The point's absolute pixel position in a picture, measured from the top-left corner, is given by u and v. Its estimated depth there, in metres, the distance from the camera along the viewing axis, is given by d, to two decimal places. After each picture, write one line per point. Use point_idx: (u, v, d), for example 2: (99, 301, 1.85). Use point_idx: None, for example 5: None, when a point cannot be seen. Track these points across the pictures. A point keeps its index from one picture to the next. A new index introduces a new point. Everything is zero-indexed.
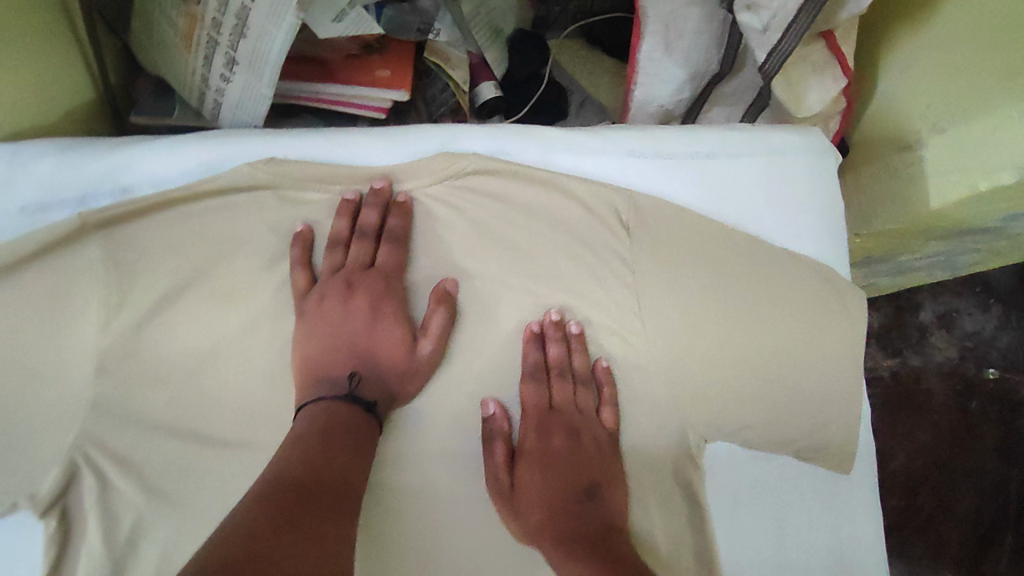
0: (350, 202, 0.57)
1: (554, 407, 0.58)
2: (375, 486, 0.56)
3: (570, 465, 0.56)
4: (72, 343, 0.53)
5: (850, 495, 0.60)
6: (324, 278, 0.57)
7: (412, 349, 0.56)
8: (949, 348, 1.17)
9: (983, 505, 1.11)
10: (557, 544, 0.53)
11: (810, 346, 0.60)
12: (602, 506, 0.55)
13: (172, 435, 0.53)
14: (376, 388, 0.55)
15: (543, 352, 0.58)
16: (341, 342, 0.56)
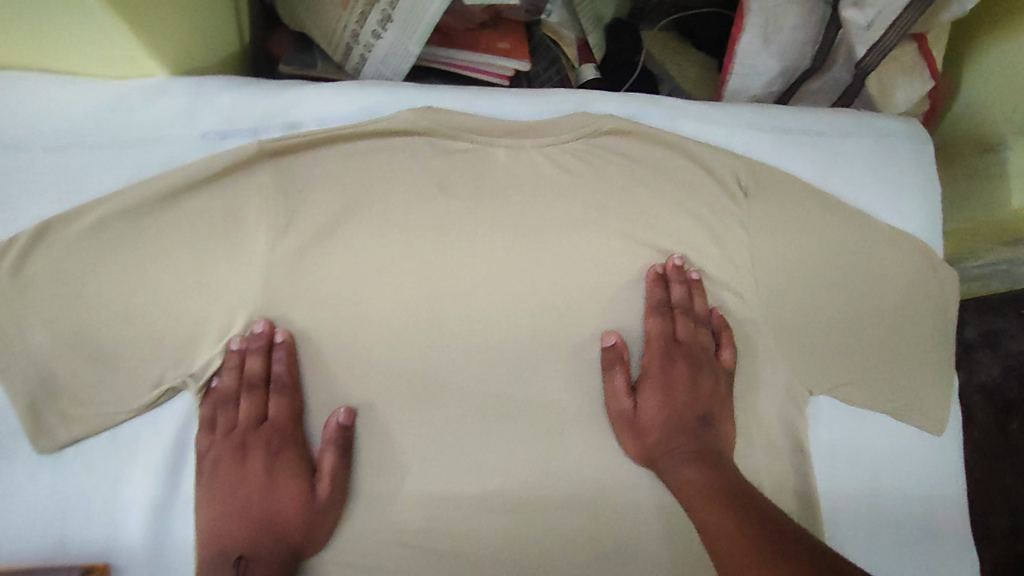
0: (234, 353, 0.56)
1: (670, 348, 0.61)
2: (498, 416, 0.60)
3: (688, 395, 0.59)
4: (240, 257, 0.58)
5: (939, 464, 0.63)
6: (216, 444, 0.55)
7: (310, 496, 0.55)
8: (994, 367, 1.18)
9: (1022, 526, 1.12)
10: (675, 460, 0.56)
11: (905, 320, 0.63)
12: (716, 436, 0.58)
13: (320, 352, 0.58)
14: (277, 548, 0.53)
15: (666, 292, 0.62)
16: (229, 528, 0.53)
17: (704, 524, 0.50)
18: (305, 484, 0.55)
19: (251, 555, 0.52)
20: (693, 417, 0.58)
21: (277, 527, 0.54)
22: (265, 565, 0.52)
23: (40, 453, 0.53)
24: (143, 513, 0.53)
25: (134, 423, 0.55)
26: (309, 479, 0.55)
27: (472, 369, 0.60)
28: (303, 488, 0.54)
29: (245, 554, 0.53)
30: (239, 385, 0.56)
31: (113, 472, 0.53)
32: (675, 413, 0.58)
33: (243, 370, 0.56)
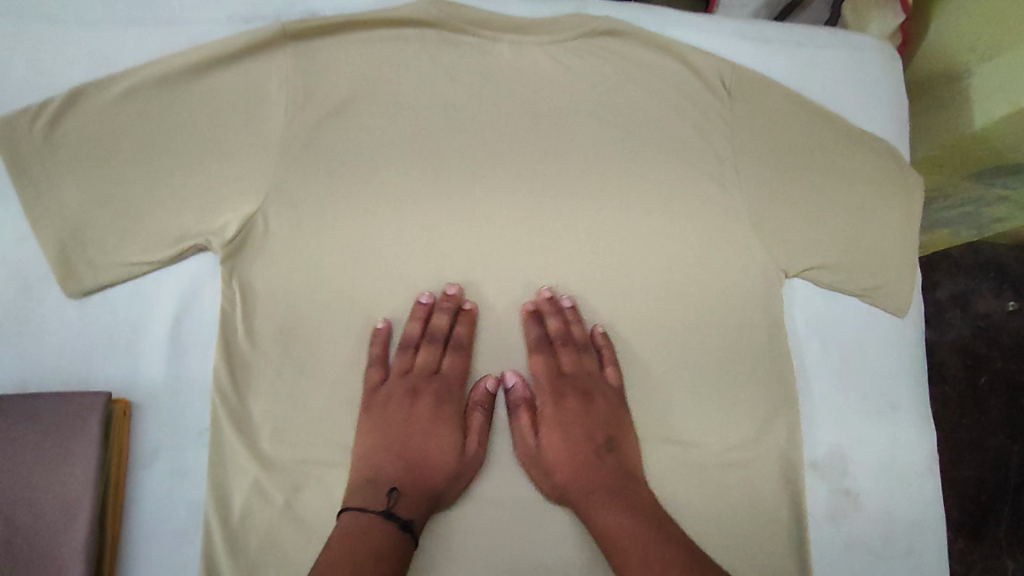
0: (422, 305, 0.62)
1: (554, 381, 0.64)
2: (498, 293, 0.64)
3: (579, 420, 0.62)
4: (258, 129, 0.61)
5: (905, 349, 0.68)
6: (391, 380, 0.61)
7: (461, 453, 0.60)
8: (963, 325, 1.26)
9: (986, 475, 1.20)
10: (587, 496, 0.59)
11: (874, 214, 0.69)
12: (621, 458, 0.60)
13: (331, 224, 0.61)
14: (419, 485, 0.57)
15: (543, 325, 0.64)
16: (406, 468, 0.58)
17: (614, 539, 0.56)
18: (458, 438, 0.60)
19: (405, 492, 0.56)
20: (596, 441, 0.61)
21: (421, 470, 0.58)
22: (416, 501, 0.56)
23: (68, 296, 0.57)
24: (161, 357, 0.57)
25: (157, 276, 0.59)
26: (462, 435, 0.61)
27: (474, 244, 0.63)
28: (455, 442, 0.60)
29: (400, 488, 0.56)
30: (421, 336, 0.63)
31: (134, 319, 0.58)
32: (577, 455, 0.60)
33: (428, 325, 0.62)
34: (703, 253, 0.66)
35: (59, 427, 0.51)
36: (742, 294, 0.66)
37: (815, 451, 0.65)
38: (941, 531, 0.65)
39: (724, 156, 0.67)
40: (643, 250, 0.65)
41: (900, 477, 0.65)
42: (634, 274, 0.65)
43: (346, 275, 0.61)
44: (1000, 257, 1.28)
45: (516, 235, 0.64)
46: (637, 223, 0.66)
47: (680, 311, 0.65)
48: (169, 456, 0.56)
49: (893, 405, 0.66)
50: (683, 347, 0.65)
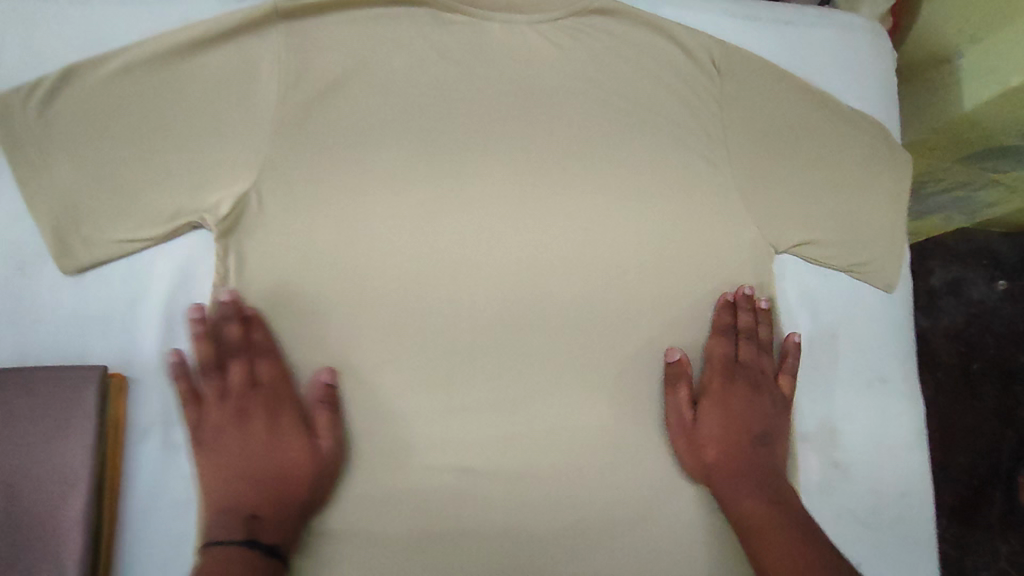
0: (207, 322, 0.58)
1: (731, 368, 0.65)
2: (492, 270, 0.63)
3: (749, 410, 0.63)
4: (249, 107, 0.61)
5: (893, 324, 0.69)
6: (191, 407, 0.57)
7: (313, 445, 0.57)
8: (955, 312, 1.27)
9: (979, 460, 1.21)
10: (728, 478, 0.61)
11: (862, 192, 0.69)
12: (772, 453, 0.62)
13: (325, 202, 0.61)
14: (282, 499, 0.55)
15: (733, 316, 0.66)
16: (222, 494, 0.55)
17: (745, 515, 0.59)
18: (308, 437, 0.58)
19: (262, 517, 0.54)
20: (686, 419, 0.63)
21: (282, 479, 0.56)
22: (272, 524, 0.54)
23: (64, 273, 0.57)
24: (158, 332, 0.58)
25: (152, 253, 0.60)
26: (308, 431, 0.58)
27: (468, 222, 0.64)
28: (304, 436, 0.58)
29: (258, 513, 0.54)
30: (222, 354, 0.58)
31: (130, 296, 0.58)
32: (728, 438, 0.62)
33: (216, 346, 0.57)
34: (695, 231, 0.66)
35: (55, 399, 0.51)
36: (733, 270, 0.66)
37: (804, 426, 0.65)
38: (927, 503, 0.66)
39: (715, 134, 0.67)
40: (634, 227, 0.66)
41: (885, 448, 0.66)
42: (626, 251, 0.66)
43: (340, 253, 0.61)
44: (991, 245, 1.30)
45: (509, 214, 0.64)
46: (628, 202, 0.66)
47: (670, 289, 0.66)
48: (164, 430, 0.57)
49: (883, 379, 0.67)
50: (675, 324, 0.65)
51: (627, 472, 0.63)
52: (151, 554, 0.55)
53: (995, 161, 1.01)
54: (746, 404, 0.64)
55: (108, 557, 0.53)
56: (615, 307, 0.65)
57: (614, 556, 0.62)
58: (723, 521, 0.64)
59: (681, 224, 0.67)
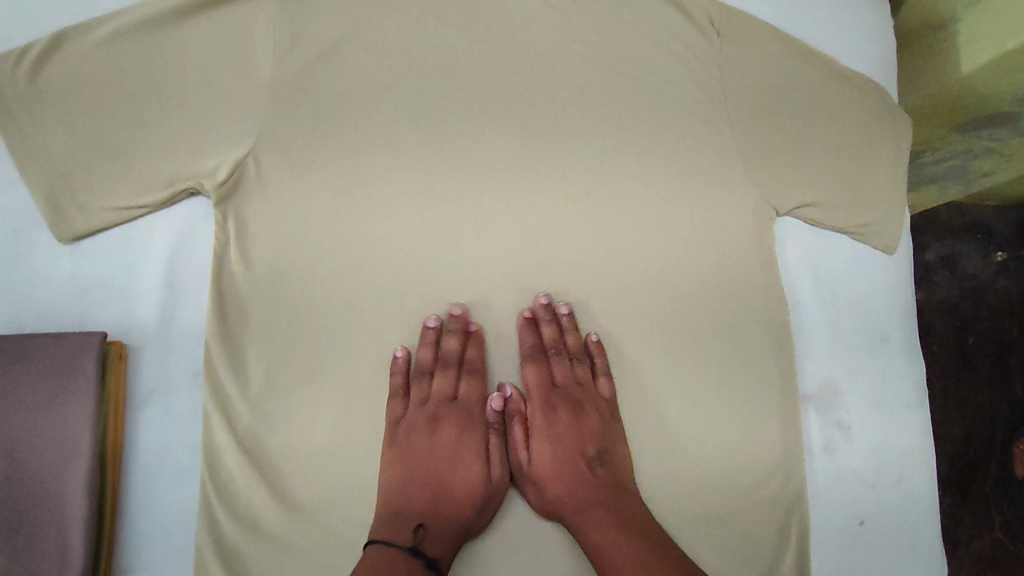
0: (432, 330, 0.60)
1: (551, 394, 0.62)
2: (494, 236, 0.62)
3: (576, 434, 0.61)
4: (242, 70, 0.59)
5: (897, 284, 0.69)
6: (411, 407, 0.60)
7: (489, 473, 0.59)
8: (951, 285, 1.28)
9: (975, 432, 1.22)
10: (593, 512, 0.57)
11: (864, 152, 0.69)
12: (613, 473, 0.59)
13: (323, 167, 0.61)
14: (410, 516, 0.55)
15: (538, 334, 0.63)
16: (450, 505, 0.56)
17: (605, 558, 0.55)
18: (485, 463, 0.59)
19: (429, 526, 0.55)
20: (585, 456, 0.60)
21: (470, 503, 0.57)
22: (439, 537, 0.55)
23: (60, 241, 0.57)
24: (155, 299, 0.57)
25: (148, 220, 0.59)
26: (486, 460, 0.60)
27: (468, 187, 0.63)
28: (483, 460, 0.60)
29: (424, 523, 0.55)
30: (434, 362, 0.61)
31: (127, 264, 0.57)
32: (569, 466, 0.60)
33: (440, 349, 0.60)
34: (695, 194, 0.66)
35: (53, 365, 0.50)
36: (735, 233, 0.66)
37: (805, 384, 0.66)
38: (930, 462, 0.66)
39: (714, 95, 0.67)
40: (635, 190, 0.65)
41: (893, 413, 0.66)
42: (627, 214, 0.65)
43: (338, 218, 0.60)
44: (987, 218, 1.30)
45: (510, 178, 0.64)
46: (628, 166, 0.66)
47: (673, 252, 0.65)
48: (164, 397, 0.56)
49: (886, 339, 0.67)
50: (677, 287, 0.65)
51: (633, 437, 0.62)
52: (155, 523, 0.54)
53: (991, 127, 1.02)
54: (563, 427, 0.61)
55: (113, 525, 0.53)
56: (617, 271, 0.64)
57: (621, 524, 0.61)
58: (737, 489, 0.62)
59: (683, 186, 0.66)
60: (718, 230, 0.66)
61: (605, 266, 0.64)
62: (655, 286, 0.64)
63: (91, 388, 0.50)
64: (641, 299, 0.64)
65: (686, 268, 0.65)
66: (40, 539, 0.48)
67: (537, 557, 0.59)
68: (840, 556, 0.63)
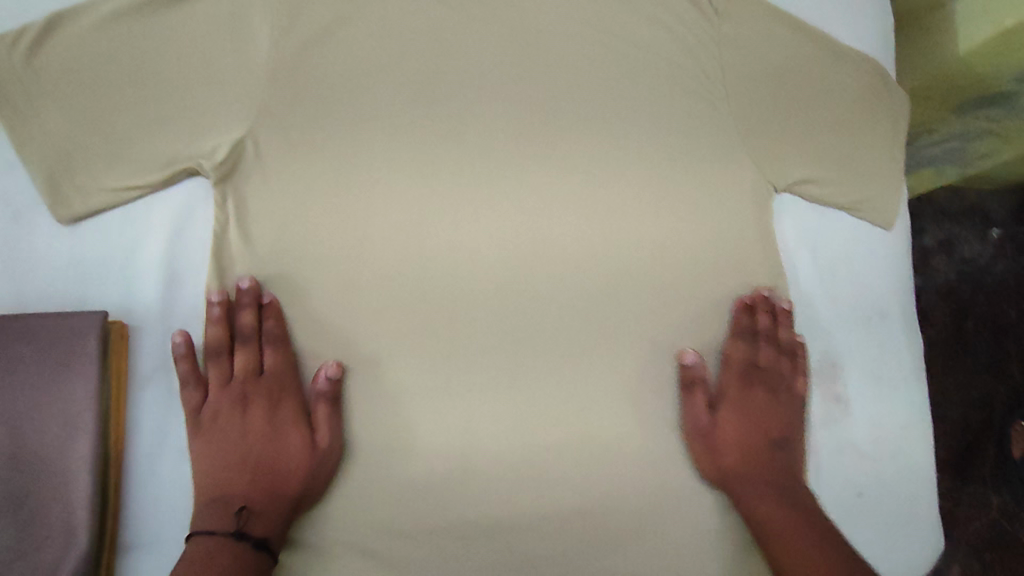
0: (217, 306, 0.57)
1: (745, 372, 0.65)
2: (494, 215, 0.63)
3: (767, 412, 0.64)
4: (240, 51, 0.59)
5: (895, 266, 0.69)
6: (214, 391, 0.57)
7: (311, 445, 0.57)
8: (948, 270, 1.29)
9: (971, 416, 1.24)
10: (752, 488, 0.60)
11: (863, 128, 0.69)
12: (789, 456, 0.63)
13: (323, 147, 0.61)
14: (274, 504, 0.55)
15: (752, 319, 0.65)
16: (230, 488, 0.55)
17: (766, 523, 0.58)
18: (307, 434, 0.58)
19: (255, 508, 0.54)
20: (770, 437, 0.63)
21: (273, 485, 0.56)
22: (261, 520, 0.54)
23: (60, 223, 0.57)
24: (157, 281, 0.57)
25: (148, 202, 0.59)
26: (306, 431, 0.58)
27: (468, 166, 0.63)
28: (304, 434, 0.57)
29: (248, 505, 0.54)
30: (229, 339, 0.58)
31: (128, 244, 0.57)
32: (753, 444, 0.63)
33: (234, 322, 0.58)
34: (694, 172, 0.66)
35: (56, 344, 0.50)
36: (734, 210, 0.66)
37: (804, 358, 0.66)
38: (927, 436, 0.67)
39: (713, 74, 0.67)
40: (633, 167, 0.66)
41: (888, 395, 0.66)
42: (626, 191, 0.65)
43: (338, 199, 0.61)
44: (985, 202, 1.31)
45: (510, 158, 0.64)
46: (627, 145, 0.66)
47: (672, 230, 0.65)
48: (166, 378, 0.56)
49: (883, 320, 0.67)
50: (677, 264, 0.65)
51: (635, 412, 0.63)
52: (160, 502, 0.54)
53: (987, 109, 1.03)
54: (763, 406, 0.64)
55: (117, 504, 0.53)
56: (618, 248, 0.64)
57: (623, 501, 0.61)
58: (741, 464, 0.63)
59: (682, 163, 0.66)
60: (716, 207, 0.66)
61: (604, 244, 0.64)
62: (655, 264, 0.64)
63: (94, 366, 0.51)
64: (642, 277, 0.64)
65: (685, 246, 0.65)
66: (46, 515, 0.48)
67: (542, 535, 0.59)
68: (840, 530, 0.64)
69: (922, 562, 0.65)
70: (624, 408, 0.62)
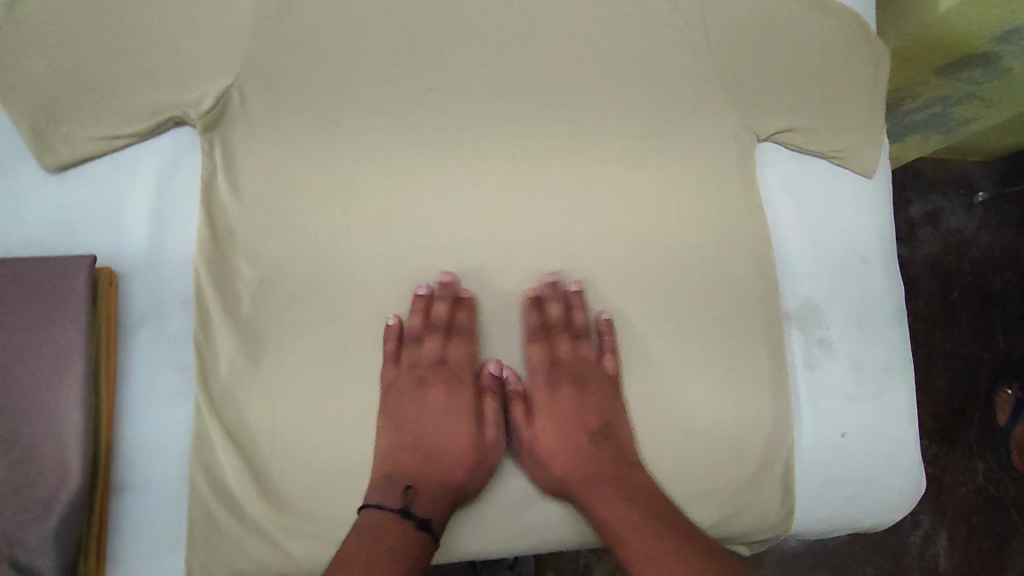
0: (422, 298, 0.61)
1: (551, 371, 0.63)
2: (483, 164, 0.63)
3: (576, 408, 0.62)
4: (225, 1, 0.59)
5: (876, 211, 0.70)
6: (389, 366, 0.60)
7: (481, 436, 0.61)
8: (935, 241, 1.35)
9: (958, 383, 1.29)
10: (596, 486, 0.59)
11: (844, 77, 0.70)
12: (620, 446, 0.60)
13: (310, 96, 0.61)
14: (446, 494, 0.58)
15: (543, 313, 0.63)
16: (427, 475, 0.58)
17: (611, 522, 0.58)
18: (474, 428, 0.61)
19: (418, 490, 0.57)
20: (588, 428, 0.61)
21: (441, 478, 0.58)
22: (425, 500, 0.57)
23: (45, 171, 0.56)
24: (145, 228, 0.57)
25: (134, 150, 0.58)
26: (478, 423, 0.62)
27: (457, 115, 0.63)
28: (473, 425, 0.61)
29: (412, 485, 0.57)
30: (423, 328, 0.61)
31: (114, 193, 0.57)
32: (574, 442, 0.61)
33: (341, 308, 0.59)
34: (678, 122, 0.67)
35: (45, 285, 0.51)
36: (718, 160, 0.67)
37: (786, 303, 0.67)
38: (909, 376, 0.68)
39: (695, 26, 0.68)
40: (616, 117, 0.66)
41: (868, 336, 0.67)
42: (608, 142, 0.66)
43: (326, 147, 0.61)
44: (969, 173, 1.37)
45: (498, 108, 0.64)
46: (612, 96, 0.66)
47: (657, 180, 0.66)
48: (154, 324, 0.56)
49: (863, 262, 0.69)
50: (661, 212, 0.66)
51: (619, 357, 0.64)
52: (151, 447, 0.55)
53: (969, 71, 1.05)
54: (574, 403, 0.62)
55: (110, 446, 0.53)
56: (604, 197, 0.65)
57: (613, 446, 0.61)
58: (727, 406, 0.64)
59: (664, 113, 0.67)
60: (701, 156, 0.67)
61: (587, 193, 0.65)
62: (641, 212, 0.65)
63: (83, 307, 0.51)
64: (629, 224, 0.65)
65: (669, 195, 0.66)
66: (37, 452, 0.48)
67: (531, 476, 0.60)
68: (824, 469, 0.65)
69: (904, 498, 0.67)
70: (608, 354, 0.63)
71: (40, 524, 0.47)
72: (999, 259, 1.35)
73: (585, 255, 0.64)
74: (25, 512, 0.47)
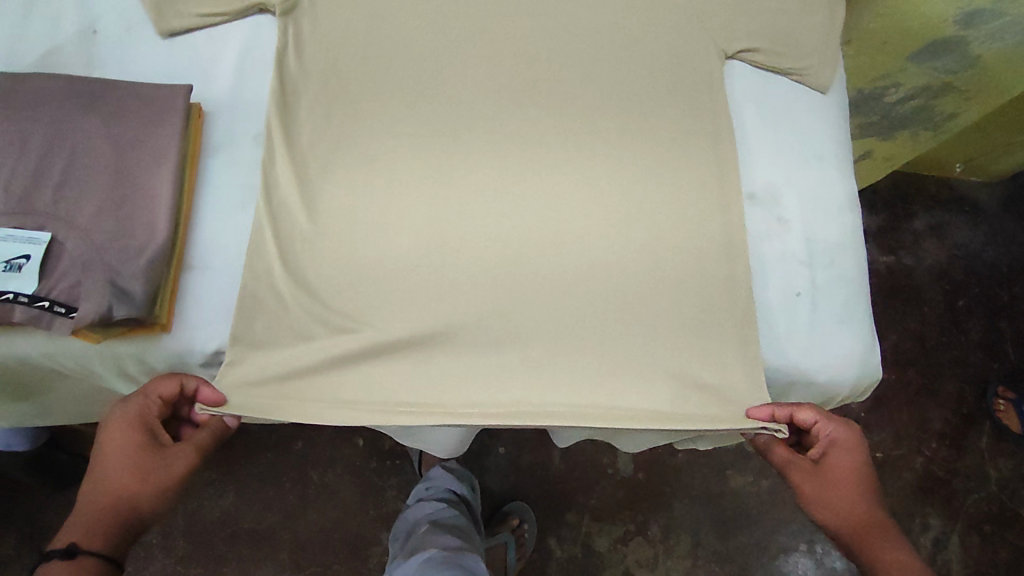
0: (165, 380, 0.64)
1: (839, 455, 0.71)
2: (495, 61, 0.77)
3: (851, 486, 0.70)
4: None
5: (832, 110, 0.83)
6: (116, 425, 0.62)
7: (167, 467, 0.63)
8: (940, 251, 1.53)
9: (967, 389, 1.45)
10: (854, 541, 0.68)
11: (807, 8, 0.82)
12: (882, 525, 0.69)
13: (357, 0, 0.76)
14: (119, 527, 0.61)
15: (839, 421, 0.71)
16: (102, 496, 0.61)
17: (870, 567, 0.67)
18: (163, 457, 0.63)
19: (93, 521, 0.60)
20: (860, 507, 0.69)
21: (111, 509, 0.61)
22: (99, 535, 0.60)
23: (161, 38, 0.74)
24: (230, 84, 0.73)
25: (226, 29, 0.75)
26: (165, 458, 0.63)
27: (475, 24, 0.78)
28: (160, 457, 0.63)
29: (91, 517, 0.60)
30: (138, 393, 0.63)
31: (207, 57, 0.74)
32: (844, 503, 0.69)
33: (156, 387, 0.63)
34: (658, 38, 0.80)
35: (154, 101, 0.66)
36: (694, 69, 0.79)
37: (750, 187, 0.78)
38: (858, 254, 0.79)
39: None
40: (608, 32, 0.80)
41: (821, 210, 0.78)
42: (602, 50, 0.79)
43: (366, 39, 0.75)
44: (973, 193, 1.58)
45: (509, 22, 0.78)
46: (605, 17, 0.80)
47: (640, 84, 0.78)
48: (229, 153, 0.71)
49: (819, 151, 0.81)
50: (642, 109, 0.78)
51: (607, 223, 0.73)
52: (218, 242, 0.69)
53: (942, 57, 1.05)
54: (852, 484, 0.70)
55: (187, 234, 0.68)
56: (596, 93, 0.78)
57: (592, 291, 0.71)
58: (699, 271, 0.73)
59: (649, 31, 0.80)
60: (677, 66, 0.79)
61: (580, 90, 0.77)
62: (625, 109, 0.77)
63: (180, 119, 0.66)
64: (615, 118, 0.77)
65: (649, 96, 0.78)
66: (136, 215, 0.62)
67: (520, 309, 0.70)
68: (788, 318, 0.75)
69: (858, 359, 0.75)
70: (597, 217, 0.74)
71: (134, 261, 0.61)
72: (1003, 271, 1.53)
73: (582, 137, 0.76)
74: (124, 254, 0.61)
